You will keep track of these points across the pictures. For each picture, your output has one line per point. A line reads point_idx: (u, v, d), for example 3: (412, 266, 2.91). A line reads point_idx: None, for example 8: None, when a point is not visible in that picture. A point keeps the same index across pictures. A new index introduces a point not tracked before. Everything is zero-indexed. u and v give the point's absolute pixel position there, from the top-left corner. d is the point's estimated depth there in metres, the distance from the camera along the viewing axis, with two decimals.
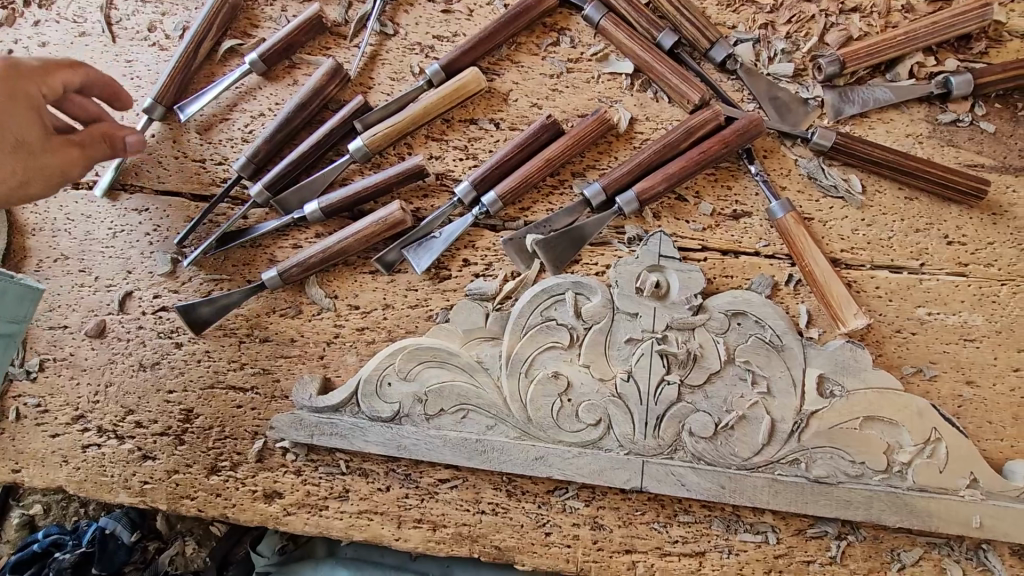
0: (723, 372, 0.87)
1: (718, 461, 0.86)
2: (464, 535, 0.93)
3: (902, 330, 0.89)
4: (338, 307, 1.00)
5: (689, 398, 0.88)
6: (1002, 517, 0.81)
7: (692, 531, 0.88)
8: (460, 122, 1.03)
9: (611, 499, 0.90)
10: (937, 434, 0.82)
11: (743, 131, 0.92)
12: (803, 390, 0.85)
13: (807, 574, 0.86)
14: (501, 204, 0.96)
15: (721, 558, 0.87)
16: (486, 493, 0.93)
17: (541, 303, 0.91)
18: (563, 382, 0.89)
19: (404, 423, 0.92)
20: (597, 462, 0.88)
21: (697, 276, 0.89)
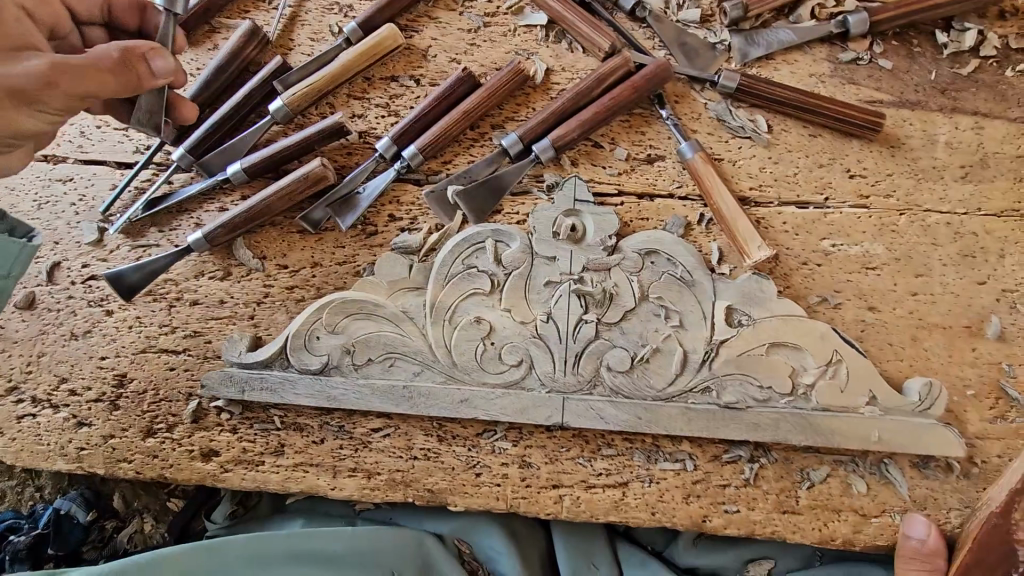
0: (638, 309, 0.90)
1: (635, 394, 0.90)
2: (398, 481, 0.95)
3: (808, 262, 0.93)
4: (267, 267, 1.01)
5: (606, 335, 0.90)
6: (899, 430, 0.86)
7: (615, 463, 0.92)
8: (381, 80, 1.04)
9: (537, 438, 0.94)
10: (838, 356, 0.86)
11: (652, 76, 0.94)
12: (713, 321, 0.89)
13: (722, 496, 0.90)
14: (421, 157, 0.97)
15: (643, 487, 0.91)
16: (418, 439, 0.95)
17: (462, 252, 0.93)
18: (486, 327, 0.92)
19: (333, 374, 0.95)
20: (521, 401, 0.91)
21: (611, 219, 0.92)
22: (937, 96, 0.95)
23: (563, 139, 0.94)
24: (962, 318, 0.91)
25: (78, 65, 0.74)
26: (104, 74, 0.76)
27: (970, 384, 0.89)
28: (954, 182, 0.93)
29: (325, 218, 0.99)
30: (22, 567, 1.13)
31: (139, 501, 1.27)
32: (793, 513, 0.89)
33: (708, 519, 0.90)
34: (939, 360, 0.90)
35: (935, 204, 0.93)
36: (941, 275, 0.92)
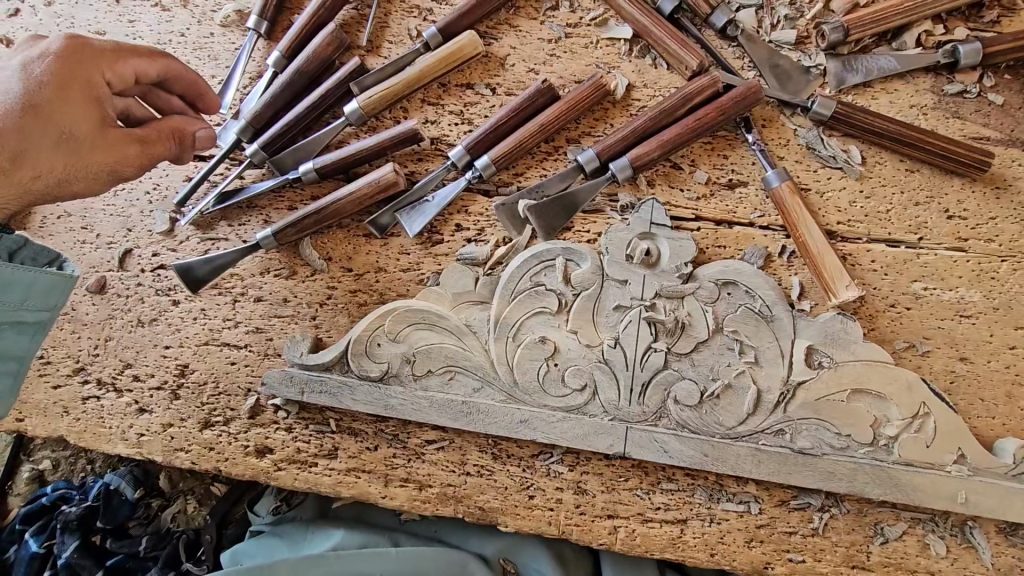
0: (710, 342, 0.86)
1: (702, 429, 0.86)
2: (449, 495, 0.94)
3: (896, 305, 0.88)
4: (332, 269, 1.00)
5: (675, 366, 0.87)
6: (988, 493, 0.80)
7: (675, 499, 0.89)
8: (456, 87, 1.02)
9: (595, 465, 0.91)
10: (926, 408, 0.81)
11: (741, 98, 0.90)
12: (791, 361, 0.84)
13: (788, 544, 0.86)
14: (494, 168, 0.95)
15: (703, 526, 0.88)
16: (472, 455, 0.94)
17: (530, 268, 0.90)
18: (550, 347, 0.89)
19: (391, 383, 0.94)
20: (581, 426, 0.89)
21: (688, 246, 0.88)
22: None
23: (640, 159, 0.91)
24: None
25: (140, 148, 0.86)
26: (160, 154, 0.89)
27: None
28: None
29: (392, 223, 0.99)
30: (70, 537, 1.17)
31: (185, 483, 1.28)
32: (864, 569, 0.84)
33: (771, 566, 0.86)
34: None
35: None
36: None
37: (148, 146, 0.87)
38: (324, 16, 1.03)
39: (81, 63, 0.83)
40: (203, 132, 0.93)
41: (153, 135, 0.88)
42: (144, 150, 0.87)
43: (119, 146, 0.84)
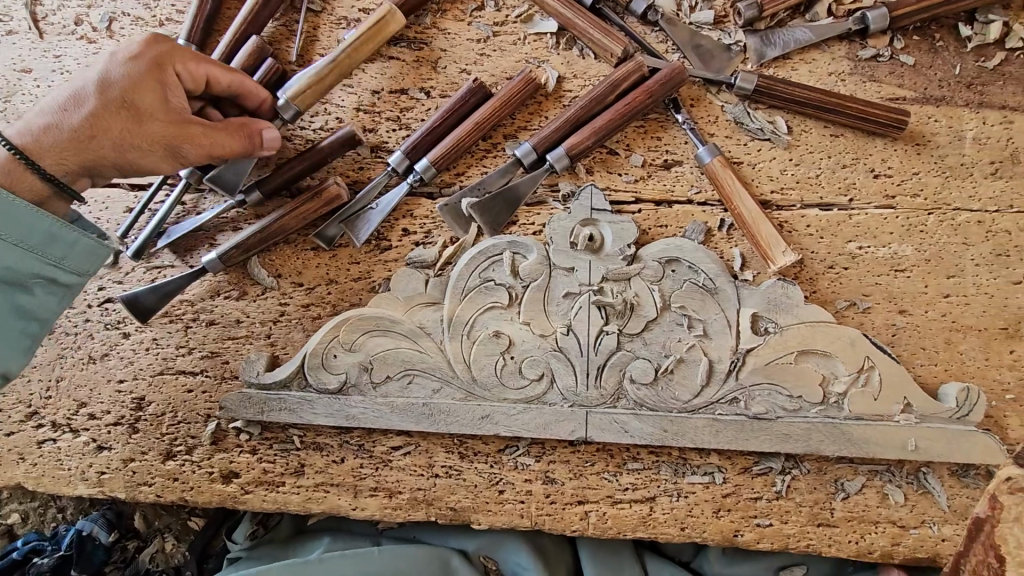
0: (659, 318, 0.88)
1: (660, 406, 0.87)
2: (420, 500, 0.94)
3: (834, 266, 0.90)
4: (282, 286, 1.00)
5: (628, 346, 0.88)
6: (936, 438, 0.83)
7: (642, 478, 0.90)
8: (392, 93, 1.02)
9: (561, 453, 0.91)
10: (870, 362, 0.84)
11: (665, 80, 0.92)
12: (738, 329, 0.86)
13: (755, 510, 0.88)
14: (433, 170, 0.96)
15: (671, 501, 0.89)
16: (438, 457, 0.94)
17: (479, 264, 0.91)
18: (504, 341, 0.90)
19: (351, 393, 0.93)
20: (543, 414, 0.90)
21: (630, 227, 0.90)
22: (963, 90, 0.92)
23: (575, 148, 0.92)
24: (998, 320, 0.88)
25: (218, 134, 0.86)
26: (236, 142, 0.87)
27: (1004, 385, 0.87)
28: (984, 178, 0.91)
29: (336, 235, 0.98)
30: None
31: (160, 521, 1.25)
32: (828, 525, 0.87)
33: (739, 533, 0.88)
34: (973, 363, 0.88)
35: (964, 203, 0.90)
36: (972, 274, 0.89)
37: (211, 131, 0.85)
38: (249, 31, 1.02)
39: (166, 59, 0.86)
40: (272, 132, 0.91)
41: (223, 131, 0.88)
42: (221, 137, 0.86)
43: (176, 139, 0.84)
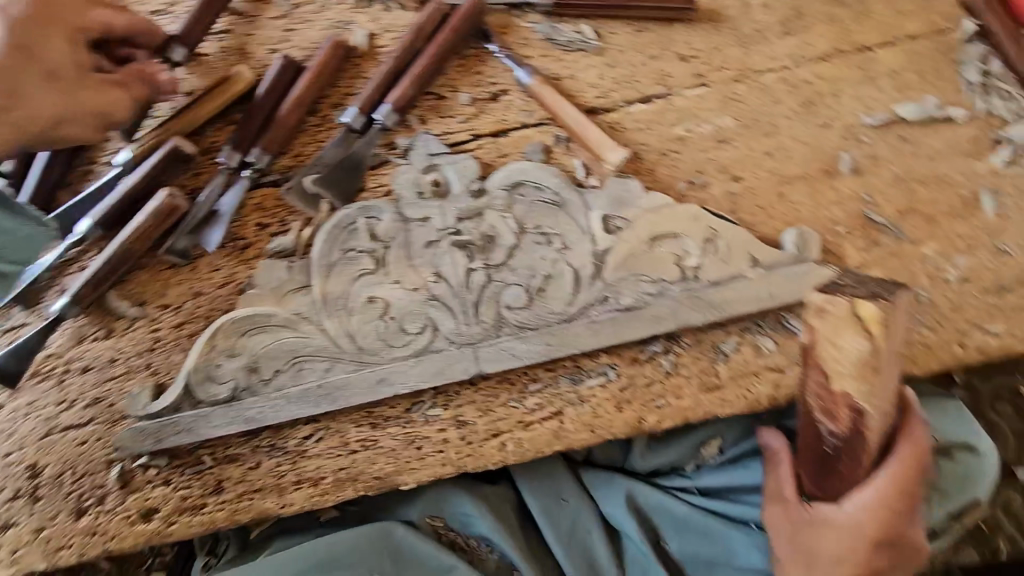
0: (682, 284, 0.95)
1: (539, 323, 0.96)
2: (344, 478, 0.99)
3: (667, 153, 1.02)
4: (149, 312, 1.02)
5: (498, 277, 0.97)
6: (784, 282, 0.94)
7: (545, 397, 0.99)
8: (412, 60, 1.02)
9: (466, 395, 0.99)
10: (714, 230, 0.95)
11: (466, 14, 1.01)
12: (592, 233, 0.96)
13: (651, 393, 0.98)
14: (395, 113, 0.99)
15: (576, 409, 0.98)
16: (351, 433, 1.00)
17: (337, 238, 0.97)
18: (380, 303, 0.96)
19: (244, 397, 0.96)
20: (582, 380, 0.98)
21: (662, 212, 0.95)
22: None
23: (597, 149, 0.98)
24: (818, 165, 1.01)
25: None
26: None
27: (995, 334, 0.97)
28: (777, 39, 1.03)
29: (362, 185, 1.01)
30: None
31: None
32: (717, 388, 0.98)
33: (643, 419, 0.98)
34: (971, 313, 0.98)
35: (765, 64, 1.03)
36: (966, 234, 0.99)
37: (320, 73, 1.02)
38: None
39: None
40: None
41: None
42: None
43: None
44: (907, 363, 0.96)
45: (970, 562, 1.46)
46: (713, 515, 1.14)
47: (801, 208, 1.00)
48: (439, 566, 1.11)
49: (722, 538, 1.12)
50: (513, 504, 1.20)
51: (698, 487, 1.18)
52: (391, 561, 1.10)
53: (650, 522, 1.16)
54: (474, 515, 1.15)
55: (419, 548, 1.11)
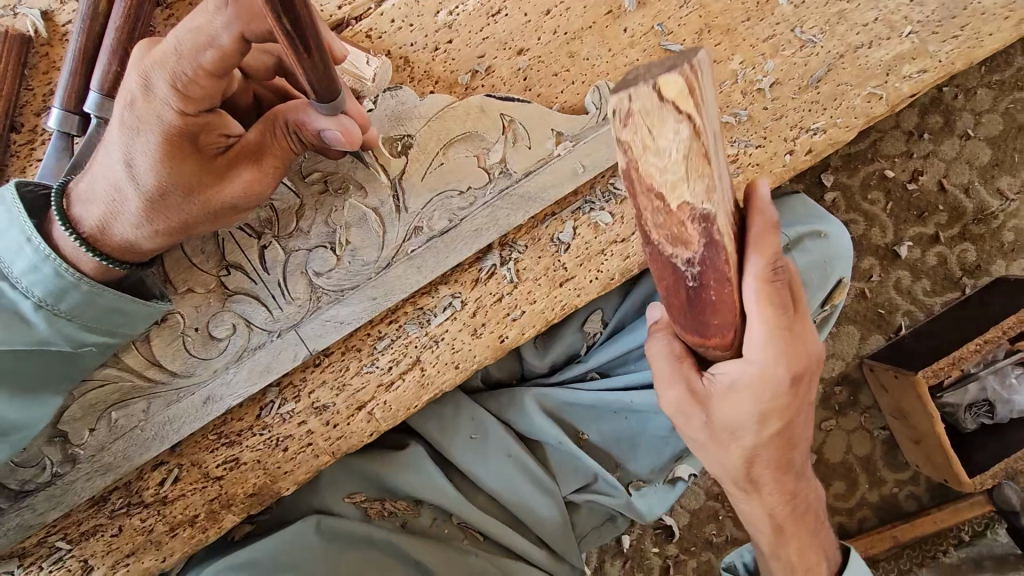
0: (493, 186, 0.87)
1: (358, 280, 0.86)
2: (218, 509, 0.89)
3: (439, 46, 0.89)
4: None
5: (296, 245, 0.85)
6: (596, 148, 0.88)
7: (397, 352, 0.90)
8: (107, 29, 0.81)
9: (314, 377, 0.89)
10: (507, 117, 0.86)
11: None
12: (379, 162, 0.84)
13: (503, 309, 0.90)
14: (108, 99, 0.80)
15: (433, 353, 0.90)
16: (208, 461, 0.89)
17: None
18: (174, 320, 0.83)
19: (65, 471, 0.84)
20: (428, 321, 0.90)
21: (446, 115, 0.85)
22: None
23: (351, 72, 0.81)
24: (601, 9, 0.91)
25: (253, 165, 0.74)
26: (278, 151, 0.74)
27: (820, 130, 0.95)
28: None
29: None
30: None
31: None
32: (568, 279, 0.91)
33: (506, 337, 0.90)
34: (791, 117, 0.94)
35: None
36: (766, 38, 0.93)
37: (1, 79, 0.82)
38: None
39: None
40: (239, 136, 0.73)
41: (257, 146, 0.74)
42: (245, 168, 0.73)
43: (230, 179, 0.73)
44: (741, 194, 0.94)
45: (878, 347, 1.54)
46: (613, 390, 1.11)
47: (597, 62, 0.91)
48: (365, 539, 1.04)
49: (628, 410, 1.10)
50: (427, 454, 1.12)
51: (596, 369, 1.14)
52: (315, 551, 1.01)
53: (563, 421, 1.13)
54: (388, 478, 1.07)
55: (343, 530, 1.03)
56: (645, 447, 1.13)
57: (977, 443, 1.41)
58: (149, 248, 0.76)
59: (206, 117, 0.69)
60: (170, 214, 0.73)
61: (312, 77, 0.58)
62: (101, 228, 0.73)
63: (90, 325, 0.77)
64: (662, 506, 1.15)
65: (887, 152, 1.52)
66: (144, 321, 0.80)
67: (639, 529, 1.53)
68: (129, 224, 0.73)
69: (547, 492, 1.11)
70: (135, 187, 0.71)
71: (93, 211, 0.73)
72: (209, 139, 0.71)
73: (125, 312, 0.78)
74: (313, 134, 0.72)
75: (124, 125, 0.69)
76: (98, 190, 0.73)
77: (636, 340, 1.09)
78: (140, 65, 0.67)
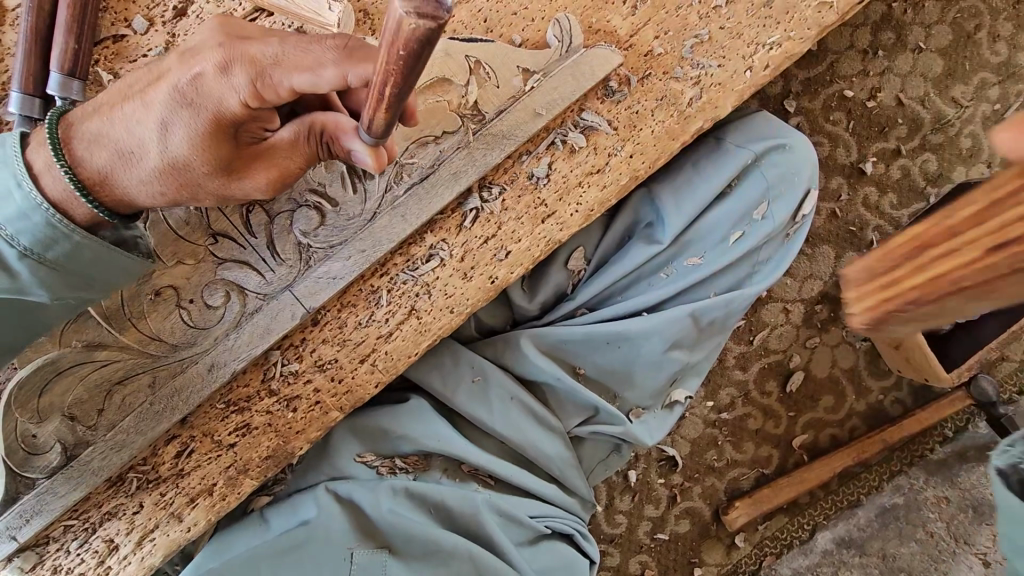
0: (467, 129, 0.89)
1: (345, 236, 0.88)
2: (236, 474, 0.90)
3: None
4: None
5: (279, 210, 0.87)
6: (563, 80, 0.91)
7: (391, 304, 0.92)
8: (56, 7, 0.80)
9: (314, 336, 0.91)
10: (473, 58, 0.89)
11: None
12: None
13: (491, 250, 0.92)
14: (66, 76, 0.79)
15: (428, 301, 0.92)
16: (219, 429, 0.91)
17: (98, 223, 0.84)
18: (170, 292, 0.86)
19: (79, 453, 0.86)
20: (416, 270, 0.92)
21: None
22: None
23: (316, 20, 0.87)
24: None
25: (279, 160, 0.77)
26: (306, 154, 0.78)
27: (776, 44, 0.97)
28: None
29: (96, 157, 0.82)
30: None
31: None
32: (549, 214, 0.93)
33: (496, 278, 0.92)
34: (748, 34, 0.97)
35: None
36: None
37: None
38: None
39: None
40: (276, 134, 0.75)
41: (290, 149, 0.77)
42: (271, 167, 0.77)
43: (250, 170, 0.76)
44: (710, 114, 0.96)
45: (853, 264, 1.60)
46: (603, 321, 1.15)
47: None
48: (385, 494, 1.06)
49: (621, 338, 1.14)
50: (431, 407, 1.15)
51: (584, 305, 1.18)
52: (338, 514, 1.04)
53: (560, 359, 1.17)
54: (396, 432, 1.10)
55: (358, 488, 1.06)
56: (642, 375, 1.17)
57: (952, 340, 1.48)
58: (145, 203, 0.76)
59: (260, 114, 0.72)
60: (183, 184, 0.75)
61: (378, 119, 0.63)
62: (106, 174, 0.73)
63: (73, 278, 0.77)
64: (661, 431, 1.21)
65: (844, 73, 1.56)
66: (124, 275, 0.80)
67: (644, 463, 1.59)
68: (136, 177, 0.73)
69: (553, 429, 1.17)
70: (160, 149, 0.72)
71: (105, 154, 0.73)
72: (252, 130, 0.74)
73: (108, 262, 0.77)
74: (345, 151, 0.77)
75: (176, 95, 0.70)
76: (114, 136, 0.73)
77: (620, 268, 1.15)
78: (227, 49, 0.69)
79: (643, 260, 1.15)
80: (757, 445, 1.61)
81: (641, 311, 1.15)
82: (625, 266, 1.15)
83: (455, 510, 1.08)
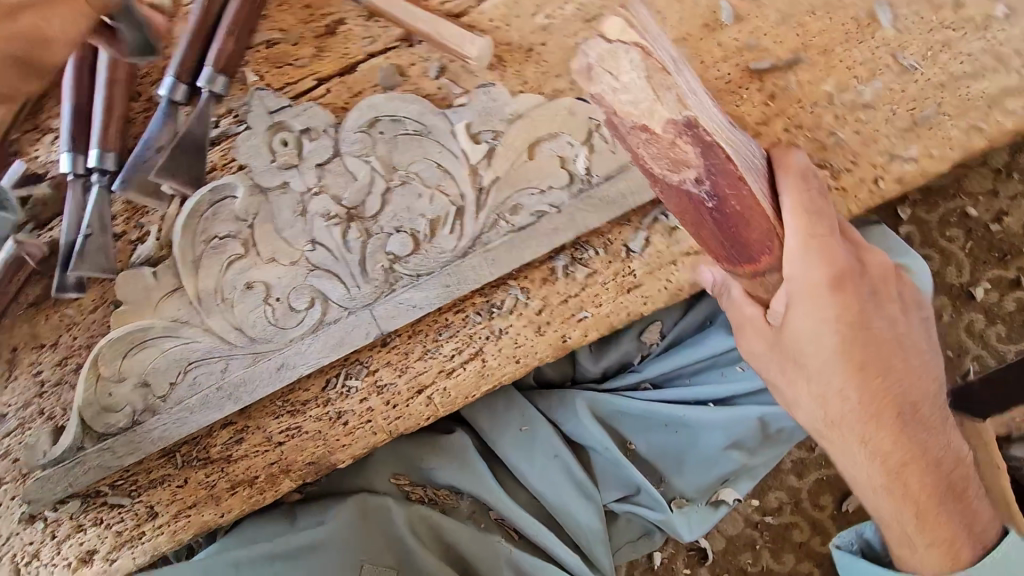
0: (573, 189, 0.88)
1: (434, 267, 0.89)
2: (277, 472, 0.94)
3: (533, 47, 0.90)
4: (27, 353, 0.92)
5: (377, 231, 0.89)
6: None
7: (460, 342, 0.92)
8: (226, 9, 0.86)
9: (381, 357, 0.93)
10: (595, 121, 0.86)
11: None
12: (465, 154, 0.87)
13: (573, 310, 0.92)
14: (219, 76, 0.85)
15: (498, 346, 0.92)
16: (271, 425, 0.93)
17: (196, 227, 0.87)
18: (258, 288, 0.89)
19: (145, 418, 0.90)
20: (494, 312, 0.92)
21: (534, 115, 0.86)
22: None
23: (456, 49, 0.86)
24: (699, 23, 0.90)
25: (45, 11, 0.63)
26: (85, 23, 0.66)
27: (912, 160, 0.91)
28: None
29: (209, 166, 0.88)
30: None
31: None
32: (636, 286, 0.91)
33: (569, 336, 0.92)
34: (885, 144, 0.91)
35: None
36: (868, 59, 0.90)
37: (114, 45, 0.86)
38: None
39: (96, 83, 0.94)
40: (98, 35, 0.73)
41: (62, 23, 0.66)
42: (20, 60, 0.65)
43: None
44: None
45: None
46: (666, 402, 1.11)
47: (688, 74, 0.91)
48: (407, 524, 1.04)
49: (679, 424, 1.10)
50: (473, 445, 1.13)
51: (649, 380, 1.15)
52: (357, 532, 1.02)
53: (613, 429, 1.13)
54: (434, 464, 1.09)
55: (385, 511, 1.05)
56: (694, 466, 1.12)
57: None
58: None
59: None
60: None
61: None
62: None
63: None
64: (701, 529, 1.14)
65: (976, 188, 1.44)
66: None
67: (672, 547, 1.51)
68: None
69: (591, 499, 1.12)
70: None
71: None
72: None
73: None
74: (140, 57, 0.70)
75: None
76: None
77: (693, 353, 1.11)
78: None
79: (721, 351, 1.10)
80: (797, 560, 1.49)
81: (708, 402, 1.11)
82: (700, 352, 1.10)
83: (474, 554, 1.06)
